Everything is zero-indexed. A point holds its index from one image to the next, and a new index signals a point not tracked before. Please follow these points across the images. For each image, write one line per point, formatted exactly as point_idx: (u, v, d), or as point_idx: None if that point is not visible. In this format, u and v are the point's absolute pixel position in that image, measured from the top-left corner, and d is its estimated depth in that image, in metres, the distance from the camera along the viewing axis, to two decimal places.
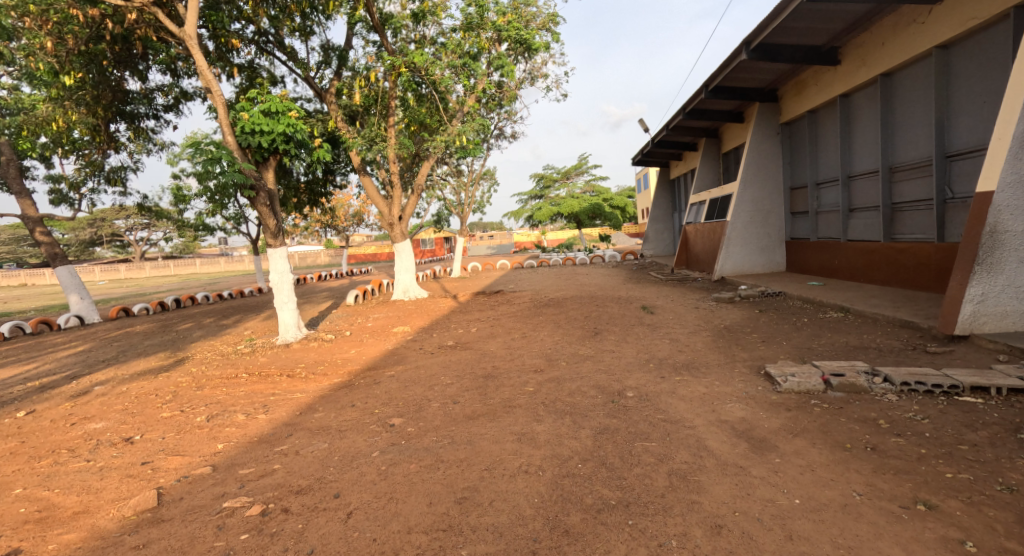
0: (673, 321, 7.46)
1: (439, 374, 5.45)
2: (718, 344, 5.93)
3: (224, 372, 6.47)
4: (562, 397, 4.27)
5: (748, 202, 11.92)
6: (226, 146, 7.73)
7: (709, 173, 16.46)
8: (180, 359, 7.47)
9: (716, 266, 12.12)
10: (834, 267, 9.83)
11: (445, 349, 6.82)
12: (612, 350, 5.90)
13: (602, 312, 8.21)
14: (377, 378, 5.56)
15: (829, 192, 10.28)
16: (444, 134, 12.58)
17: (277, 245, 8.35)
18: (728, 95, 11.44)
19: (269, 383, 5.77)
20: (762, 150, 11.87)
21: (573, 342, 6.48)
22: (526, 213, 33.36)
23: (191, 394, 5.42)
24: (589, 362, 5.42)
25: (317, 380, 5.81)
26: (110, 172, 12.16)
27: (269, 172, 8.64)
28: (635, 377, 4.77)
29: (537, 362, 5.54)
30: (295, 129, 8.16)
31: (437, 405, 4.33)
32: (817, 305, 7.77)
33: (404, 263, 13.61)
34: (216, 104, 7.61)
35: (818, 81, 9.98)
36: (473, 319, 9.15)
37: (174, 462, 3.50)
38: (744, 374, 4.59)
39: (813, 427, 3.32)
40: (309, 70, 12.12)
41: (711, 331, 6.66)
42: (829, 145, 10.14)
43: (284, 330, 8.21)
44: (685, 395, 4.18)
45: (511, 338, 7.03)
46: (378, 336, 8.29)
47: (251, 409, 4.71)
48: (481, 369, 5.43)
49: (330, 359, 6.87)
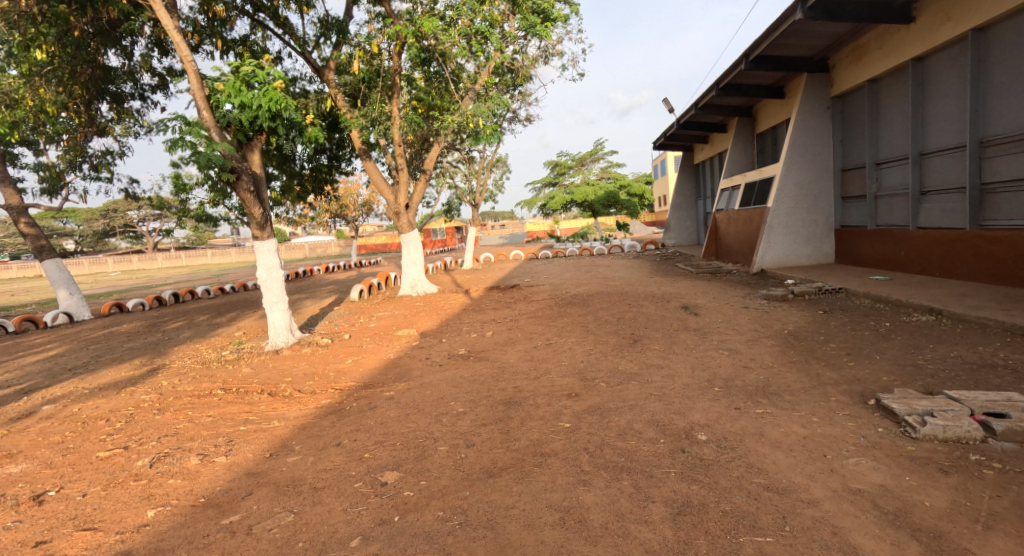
0: (724, 325, 6.34)
1: (448, 398, 4.39)
2: (791, 358, 4.82)
3: (197, 388, 5.50)
4: (611, 442, 3.22)
5: (793, 186, 10.69)
6: (202, 122, 6.61)
7: (741, 155, 15.15)
8: (154, 369, 6.50)
9: (755, 257, 10.93)
10: (900, 259, 8.63)
11: (455, 359, 5.80)
12: (661, 366, 4.81)
13: (636, 313, 7.10)
14: (374, 402, 4.53)
15: (892, 173, 9.04)
16: (456, 115, 11.50)
17: (265, 237, 7.33)
18: (772, 64, 10.20)
19: (245, 406, 4.78)
20: (810, 127, 10.61)
21: (611, 353, 5.41)
22: (539, 202, 32.14)
23: (147, 421, 4.44)
24: (637, 384, 4.35)
25: (302, 401, 4.81)
26: (93, 157, 11.24)
27: (254, 155, 7.54)
28: (704, 407, 3.70)
29: (570, 383, 4.47)
30: (281, 105, 7.03)
31: (445, 450, 3.31)
32: (895, 304, 6.58)
33: (412, 256, 12.60)
34: (189, 71, 6.48)
35: (883, 45, 8.72)
36: (488, 320, 8.11)
37: (74, 547, 2.49)
38: (848, 408, 3.49)
39: (1006, 509, 2.23)
40: (306, 45, 11.06)
41: (775, 339, 5.54)
42: (893, 118, 8.90)
43: (274, 334, 7.25)
44: (780, 440, 3.08)
45: (533, 347, 5.97)
46: (379, 341, 7.28)
47: (210, 448, 3.70)
48: (500, 392, 4.40)
49: (321, 372, 5.87)
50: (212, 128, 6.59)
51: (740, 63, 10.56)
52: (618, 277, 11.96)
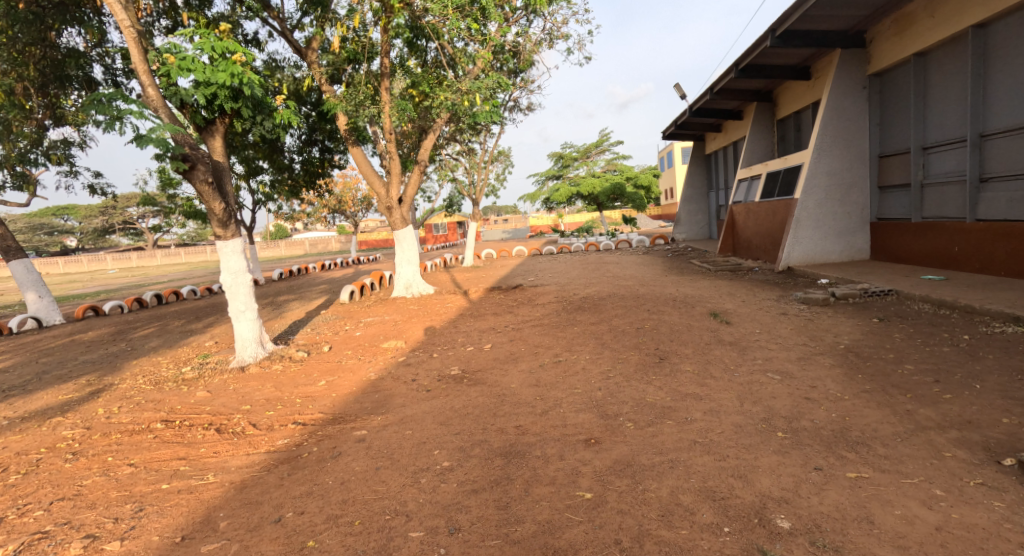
0: (765, 337, 5.38)
1: (432, 445, 3.43)
2: (862, 385, 3.85)
3: (134, 420, 4.52)
4: (654, 531, 2.27)
5: (824, 174, 9.67)
6: (148, 102, 5.62)
7: (760, 144, 14.10)
8: (97, 391, 5.56)
9: (782, 253, 9.93)
10: (954, 255, 7.65)
11: (445, 383, 4.87)
12: (700, 398, 3.85)
13: (658, 322, 6.13)
14: (338, 448, 3.58)
15: (942, 159, 8.04)
16: (450, 93, 10.40)
17: (229, 237, 6.31)
18: (801, 40, 9.20)
19: (181, 448, 3.82)
20: (845, 107, 9.55)
21: (635, 377, 4.46)
22: (543, 195, 31.05)
23: (50, 471, 3.49)
24: (673, 425, 3.40)
25: (252, 443, 3.84)
26: (50, 146, 10.27)
27: (216, 141, 6.47)
28: (774, 468, 2.73)
29: (588, 423, 3.52)
30: (242, 79, 5.93)
31: (421, 539, 2.37)
32: (966, 311, 5.57)
33: (406, 254, 11.60)
34: (129, 40, 5.50)
35: (935, 12, 7.69)
36: (487, 328, 7.14)
37: None
38: (979, 473, 2.53)
39: None
40: (288, 23, 10.07)
41: (832, 357, 4.57)
42: (945, 96, 7.89)
43: (240, 347, 6.33)
44: (904, 533, 2.12)
45: (540, 366, 5.02)
46: (361, 356, 6.34)
47: (107, 523, 2.74)
48: (498, 436, 3.44)
49: (287, 398, 4.93)
50: (159, 107, 5.58)
51: (766, 39, 9.55)
52: (630, 276, 10.99)
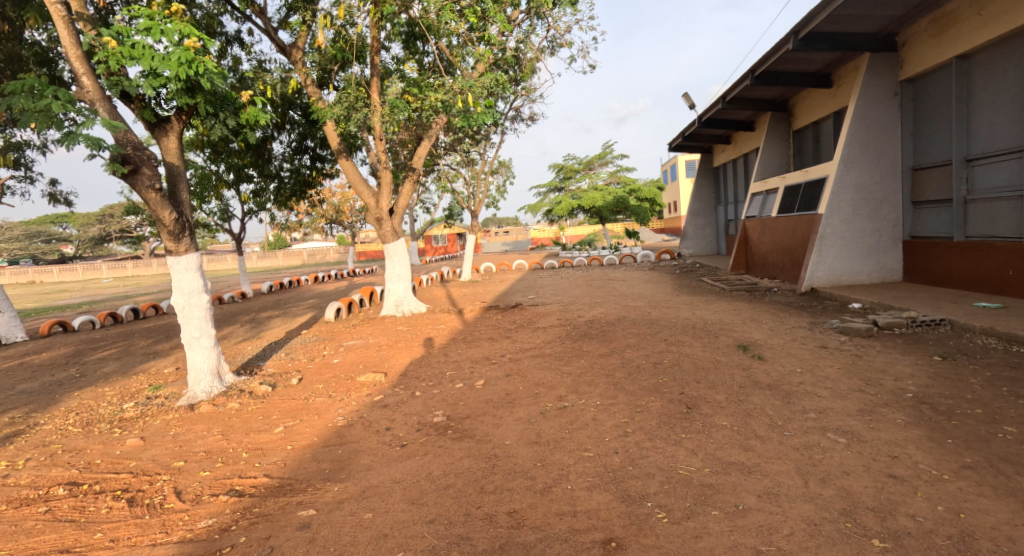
0: (811, 380, 4.48)
1: (396, 542, 2.54)
2: (959, 457, 2.96)
3: (35, 482, 3.61)
4: None
5: (852, 188, 8.85)
6: (82, 91, 4.88)
7: (774, 156, 13.30)
8: (11, 436, 4.63)
9: (805, 273, 9.08)
10: (1009, 278, 6.79)
11: (426, 435, 3.98)
12: (750, 472, 2.95)
13: (680, 357, 5.23)
14: (272, 541, 2.67)
15: (991, 171, 7.24)
16: (441, 93, 9.39)
17: (181, 251, 5.45)
18: (827, 42, 8.44)
19: (69, 533, 2.91)
20: (876, 115, 8.74)
21: (660, 435, 3.56)
22: (545, 207, 30.24)
23: None
24: (721, 519, 2.50)
25: (166, 525, 2.94)
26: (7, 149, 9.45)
27: (172, 140, 5.64)
28: None
29: (607, 513, 2.62)
30: (199, 70, 5.13)
31: None
32: None
33: (397, 269, 10.75)
34: (57, 22, 4.78)
35: (983, 10, 6.93)
36: (482, 358, 6.25)
37: None
38: None
39: None
40: (273, 22, 9.37)
41: (903, 412, 3.68)
42: (994, 103, 7.12)
43: (193, 381, 5.44)
44: None
45: (541, 415, 4.13)
46: (333, 392, 5.43)
47: None
48: (484, 532, 2.54)
49: (232, 450, 4.02)
50: (93, 98, 4.83)
51: (788, 42, 8.79)
52: (640, 296, 10.10)
